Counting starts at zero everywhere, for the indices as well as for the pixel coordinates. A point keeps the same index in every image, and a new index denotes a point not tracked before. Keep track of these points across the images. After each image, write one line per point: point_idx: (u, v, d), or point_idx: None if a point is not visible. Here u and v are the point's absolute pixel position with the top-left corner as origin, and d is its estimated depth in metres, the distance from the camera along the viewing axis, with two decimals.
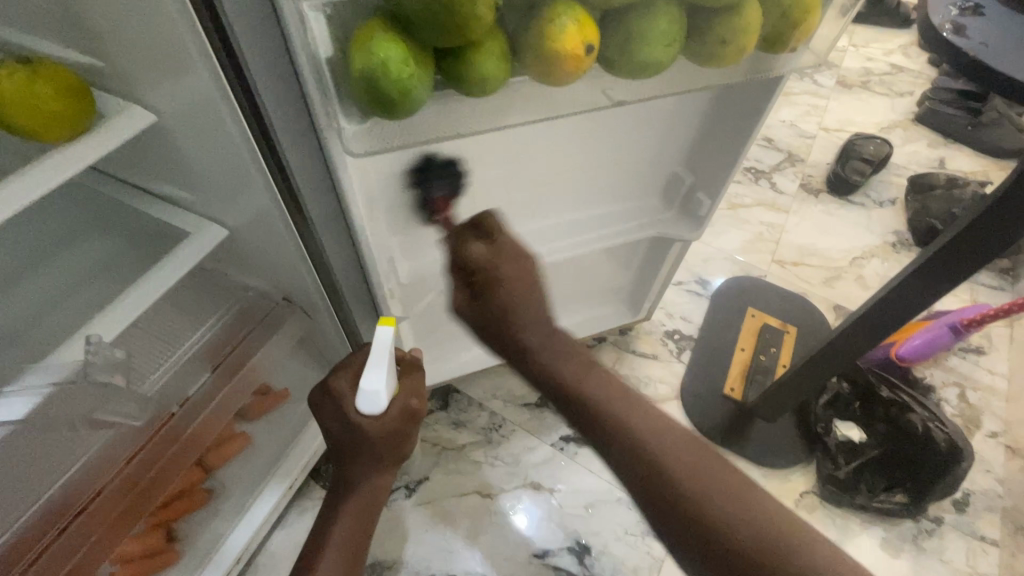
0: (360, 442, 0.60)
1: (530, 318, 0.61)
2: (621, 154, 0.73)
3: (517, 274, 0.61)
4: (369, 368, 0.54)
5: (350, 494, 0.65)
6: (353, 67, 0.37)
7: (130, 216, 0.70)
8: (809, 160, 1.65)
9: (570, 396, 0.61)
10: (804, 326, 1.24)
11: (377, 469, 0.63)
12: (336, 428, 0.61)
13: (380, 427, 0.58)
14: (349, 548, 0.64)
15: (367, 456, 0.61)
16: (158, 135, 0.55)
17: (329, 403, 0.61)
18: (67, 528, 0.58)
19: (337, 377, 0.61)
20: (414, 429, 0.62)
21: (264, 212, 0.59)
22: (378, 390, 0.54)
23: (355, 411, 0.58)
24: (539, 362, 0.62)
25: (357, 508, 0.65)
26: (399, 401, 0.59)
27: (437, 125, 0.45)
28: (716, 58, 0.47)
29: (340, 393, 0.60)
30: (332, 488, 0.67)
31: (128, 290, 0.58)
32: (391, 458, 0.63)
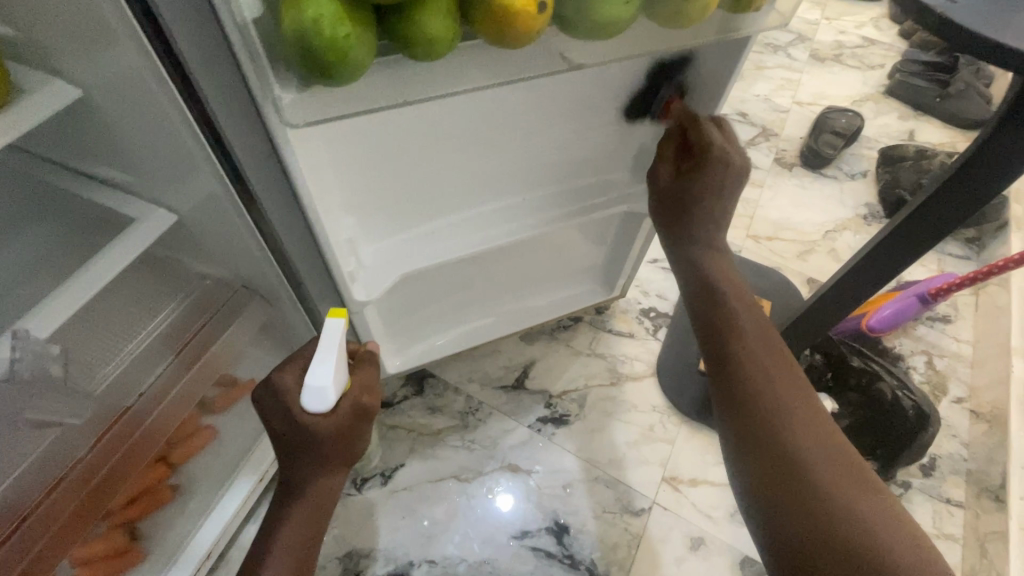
0: (304, 442, 0.57)
1: (707, 204, 0.63)
2: (589, 124, 0.71)
3: (734, 174, 0.62)
4: (315, 364, 0.53)
5: (297, 496, 0.61)
6: (284, 27, 0.34)
7: (70, 202, 0.66)
8: (783, 134, 1.64)
9: (701, 288, 0.63)
10: (778, 300, 1.24)
11: (325, 471, 0.60)
12: (281, 426, 0.58)
13: (326, 426, 0.55)
14: (295, 551, 0.61)
15: (312, 459, 0.58)
16: (87, 110, 0.51)
17: (271, 401, 0.58)
18: (14, 532, 0.55)
19: (284, 373, 0.59)
20: (367, 426, 0.60)
21: (212, 195, 0.56)
22: (325, 386, 0.51)
23: (298, 409, 0.56)
24: (694, 249, 0.64)
25: (303, 513, 0.61)
26: (347, 401, 0.56)
27: (384, 93, 0.42)
28: (679, 19, 0.45)
29: (287, 388, 0.58)
30: (279, 490, 0.63)
31: (67, 282, 0.55)
32: (339, 457, 0.59)
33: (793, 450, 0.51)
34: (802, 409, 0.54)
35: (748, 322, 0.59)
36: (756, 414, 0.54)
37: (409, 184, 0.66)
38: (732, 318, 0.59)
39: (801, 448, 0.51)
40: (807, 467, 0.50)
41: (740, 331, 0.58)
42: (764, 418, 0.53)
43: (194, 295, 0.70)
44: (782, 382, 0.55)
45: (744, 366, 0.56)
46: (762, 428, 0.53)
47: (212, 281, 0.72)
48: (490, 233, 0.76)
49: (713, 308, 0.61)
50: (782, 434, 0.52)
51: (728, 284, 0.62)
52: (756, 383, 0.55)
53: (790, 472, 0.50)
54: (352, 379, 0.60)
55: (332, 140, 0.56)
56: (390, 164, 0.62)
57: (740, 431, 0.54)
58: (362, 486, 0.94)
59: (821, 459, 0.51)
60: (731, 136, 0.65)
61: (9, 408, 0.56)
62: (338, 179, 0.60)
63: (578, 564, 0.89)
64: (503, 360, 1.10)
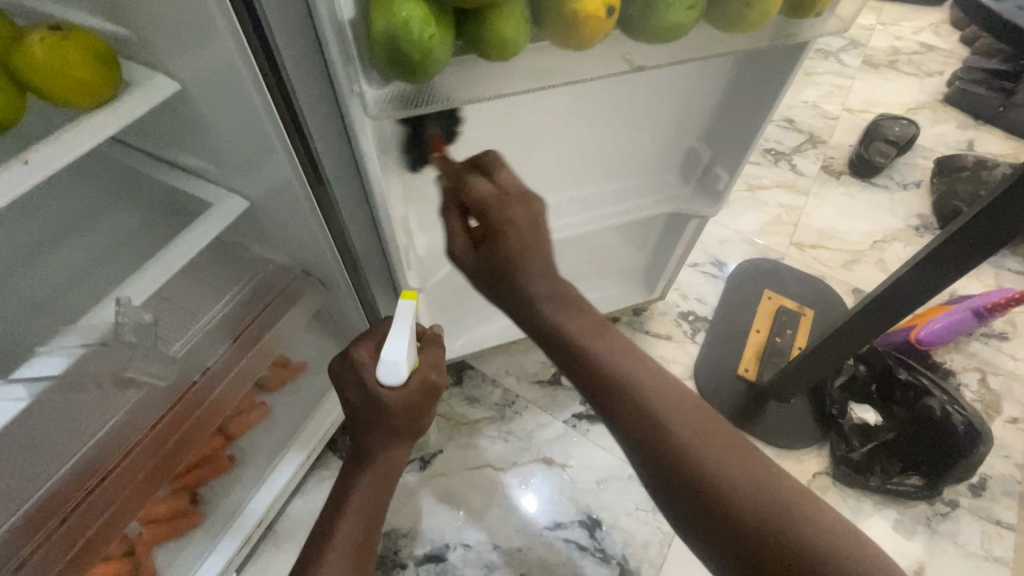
0: (380, 410, 0.61)
1: (519, 269, 0.56)
2: (642, 125, 0.72)
3: (528, 228, 0.55)
4: (390, 338, 0.57)
5: (367, 465, 0.66)
6: (374, 28, 0.38)
7: (152, 187, 0.72)
8: (831, 141, 1.61)
9: (569, 354, 0.56)
10: (820, 310, 1.22)
11: (397, 440, 0.65)
12: (357, 398, 0.63)
13: (401, 399, 0.59)
14: (366, 516, 0.65)
15: (386, 429, 0.63)
16: (180, 104, 0.57)
17: (349, 372, 0.63)
18: (100, 483, 0.61)
19: (358, 349, 0.64)
20: (433, 401, 0.64)
21: (286, 183, 0.60)
22: (399, 360, 0.56)
23: (373, 382, 0.60)
24: (535, 309, 0.57)
25: (374, 478, 0.66)
26: (417, 374, 0.60)
27: (456, 90, 0.45)
28: (738, 25, 0.46)
29: (362, 362, 0.62)
30: (350, 458, 0.68)
31: (158, 255, 0.60)
32: (408, 429, 0.64)
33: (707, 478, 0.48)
34: (699, 433, 0.50)
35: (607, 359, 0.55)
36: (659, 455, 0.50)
37: None
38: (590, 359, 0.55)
39: (706, 468, 0.48)
40: (726, 492, 0.47)
41: (609, 371, 0.54)
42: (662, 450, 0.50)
43: (259, 278, 0.76)
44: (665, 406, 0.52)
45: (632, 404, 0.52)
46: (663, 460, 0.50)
47: (276, 265, 0.77)
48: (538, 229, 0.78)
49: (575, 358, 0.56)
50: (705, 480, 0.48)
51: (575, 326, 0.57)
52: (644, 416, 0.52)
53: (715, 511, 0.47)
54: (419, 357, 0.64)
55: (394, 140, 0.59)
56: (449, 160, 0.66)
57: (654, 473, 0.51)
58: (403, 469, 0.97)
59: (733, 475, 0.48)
60: (501, 167, 0.56)
61: (111, 366, 0.59)
62: (400, 172, 0.64)
63: (609, 558, 0.91)
64: (540, 356, 1.12)
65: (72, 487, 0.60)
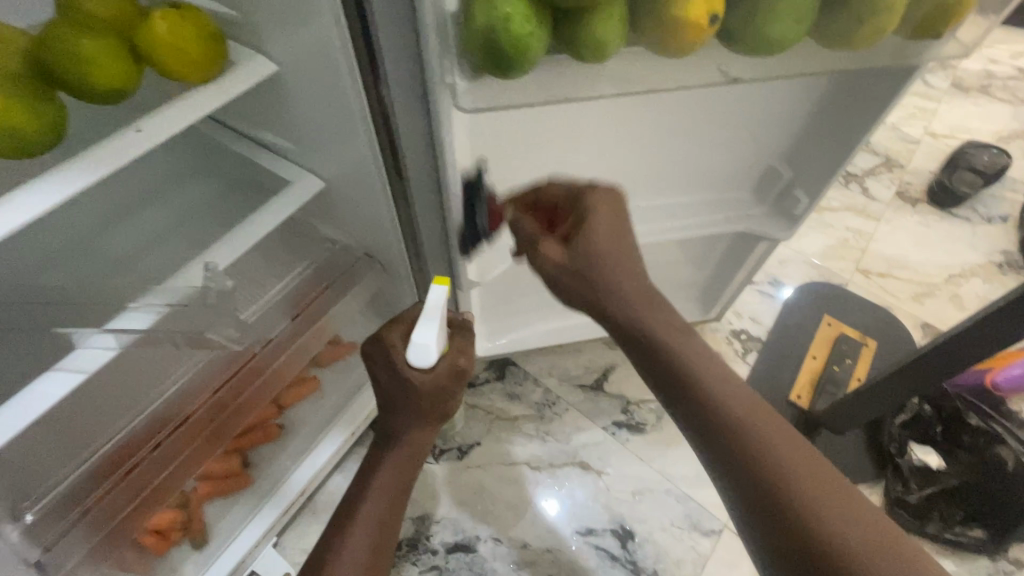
0: (409, 394, 0.65)
1: (616, 265, 0.57)
2: (719, 137, 0.70)
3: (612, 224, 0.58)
4: (419, 324, 0.60)
5: (395, 444, 0.71)
6: (474, 23, 0.38)
7: (231, 162, 0.76)
8: (909, 166, 1.52)
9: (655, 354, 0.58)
10: (884, 343, 1.16)
11: (423, 423, 0.69)
12: (385, 378, 0.67)
13: (429, 383, 0.63)
14: (391, 491, 0.70)
15: (412, 409, 0.67)
16: (275, 87, 0.60)
17: (379, 353, 0.66)
18: (167, 438, 0.65)
19: (391, 331, 0.66)
20: (460, 387, 0.68)
21: (362, 166, 0.63)
22: (429, 344, 0.59)
23: (402, 364, 0.64)
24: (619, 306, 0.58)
25: (400, 457, 0.71)
26: (446, 360, 0.64)
27: (543, 90, 0.45)
28: (846, 41, 0.45)
29: (392, 345, 0.65)
30: (378, 437, 0.73)
31: (235, 229, 0.64)
32: (434, 413, 0.69)
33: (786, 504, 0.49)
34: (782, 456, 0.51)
35: (714, 384, 0.55)
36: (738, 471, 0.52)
37: (535, 172, 0.70)
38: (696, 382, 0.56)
39: (791, 493, 0.49)
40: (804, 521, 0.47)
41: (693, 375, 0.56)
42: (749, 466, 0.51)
43: (324, 257, 0.78)
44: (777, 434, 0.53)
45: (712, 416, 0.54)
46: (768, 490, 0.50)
47: (340, 247, 0.80)
48: None
49: (661, 360, 0.58)
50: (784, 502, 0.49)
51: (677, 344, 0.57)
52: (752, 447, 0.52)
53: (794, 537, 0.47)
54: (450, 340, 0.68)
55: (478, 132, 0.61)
56: (522, 152, 0.66)
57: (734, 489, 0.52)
58: (440, 456, 0.99)
59: (815, 501, 0.48)
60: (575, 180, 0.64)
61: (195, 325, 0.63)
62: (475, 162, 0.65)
63: (640, 571, 0.89)
64: (584, 360, 1.11)
65: (144, 437, 0.65)
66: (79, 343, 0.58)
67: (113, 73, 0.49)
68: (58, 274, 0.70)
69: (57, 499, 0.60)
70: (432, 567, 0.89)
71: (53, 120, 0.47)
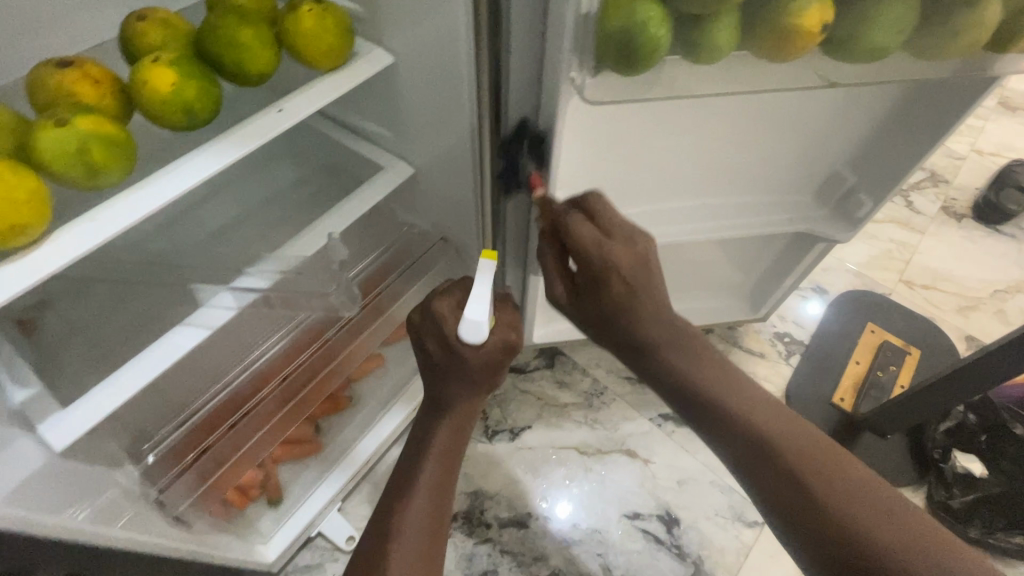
0: (459, 364, 0.70)
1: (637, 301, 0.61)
2: (795, 140, 0.73)
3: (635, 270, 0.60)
4: (472, 299, 0.63)
5: (446, 413, 0.74)
6: (610, 24, 0.43)
7: (326, 148, 0.83)
8: (954, 182, 1.54)
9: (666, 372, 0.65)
10: (927, 352, 1.18)
11: (472, 393, 0.73)
12: (436, 346, 0.71)
13: (481, 357, 0.68)
14: (445, 458, 0.75)
15: (462, 380, 0.71)
16: (387, 79, 0.66)
17: (430, 323, 0.72)
18: (263, 397, 0.74)
19: (440, 302, 0.71)
20: (508, 362, 0.72)
21: (460, 154, 0.68)
22: (480, 320, 0.62)
23: (456, 338, 0.68)
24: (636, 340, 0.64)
25: (451, 426, 0.75)
26: (498, 336, 0.69)
27: (657, 85, 0.49)
28: (939, 52, 0.49)
29: (443, 315, 0.70)
30: (428, 406, 0.77)
31: (335, 208, 0.68)
32: (485, 385, 0.73)
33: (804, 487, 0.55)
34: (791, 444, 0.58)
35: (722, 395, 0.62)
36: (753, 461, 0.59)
37: (624, 167, 0.71)
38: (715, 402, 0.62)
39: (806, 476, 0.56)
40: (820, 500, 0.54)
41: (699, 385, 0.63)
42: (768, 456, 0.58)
43: (402, 242, 0.84)
44: (779, 429, 0.59)
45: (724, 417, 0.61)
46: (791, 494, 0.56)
47: (416, 232, 0.86)
48: (679, 228, 0.79)
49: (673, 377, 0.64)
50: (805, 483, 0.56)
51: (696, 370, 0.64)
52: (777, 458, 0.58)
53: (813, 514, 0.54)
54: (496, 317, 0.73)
55: (579, 125, 0.62)
56: (616, 147, 0.68)
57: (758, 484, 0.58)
58: (493, 437, 1.04)
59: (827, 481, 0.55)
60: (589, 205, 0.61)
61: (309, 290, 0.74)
62: (571, 152, 0.66)
63: (685, 556, 0.93)
64: None
65: (246, 394, 0.73)
66: (206, 299, 0.66)
67: (259, 57, 0.53)
68: (173, 243, 0.77)
69: (168, 449, 0.67)
70: (485, 539, 0.94)
71: (215, 95, 0.51)
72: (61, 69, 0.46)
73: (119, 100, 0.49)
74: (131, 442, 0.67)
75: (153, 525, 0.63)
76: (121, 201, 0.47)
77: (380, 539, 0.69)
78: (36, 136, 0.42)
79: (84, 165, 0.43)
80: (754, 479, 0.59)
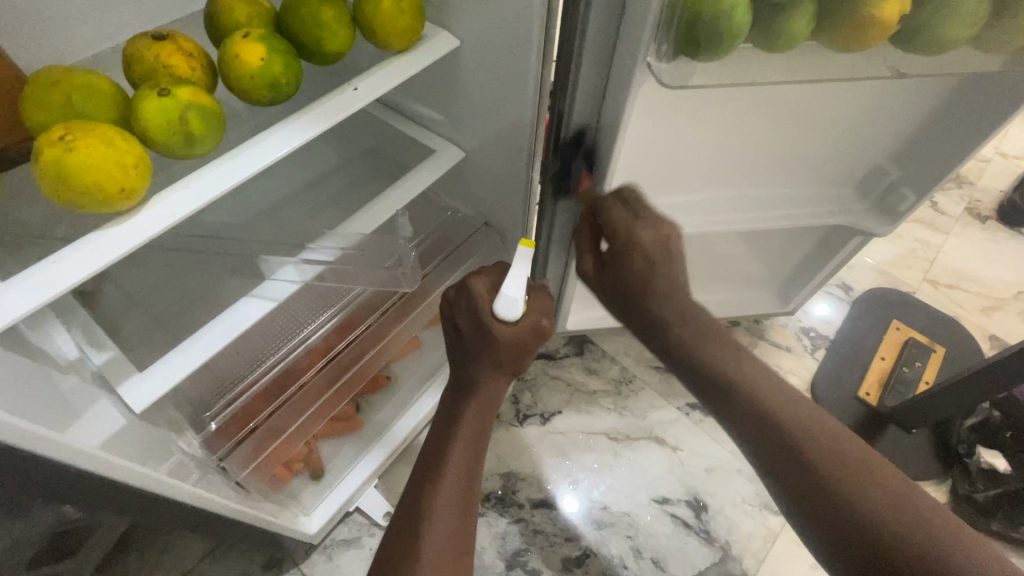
0: (491, 344, 0.71)
1: (663, 280, 0.67)
2: (844, 131, 0.75)
3: (656, 248, 0.66)
4: (510, 276, 0.67)
5: (473, 394, 0.75)
6: (695, 12, 0.45)
7: (374, 129, 0.84)
8: (979, 184, 1.54)
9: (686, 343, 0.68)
10: (951, 350, 1.20)
11: (500, 372, 0.74)
12: (467, 322, 0.73)
13: (510, 334, 0.70)
14: (473, 440, 0.74)
15: (492, 358, 0.72)
16: (449, 62, 0.68)
17: (464, 300, 0.73)
18: (318, 372, 0.76)
19: (477, 281, 0.73)
20: (538, 344, 0.74)
21: (517, 137, 0.69)
22: (516, 297, 0.67)
23: (491, 318, 0.71)
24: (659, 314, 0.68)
25: (478, 408, 0.74)
26: (530, 319, 0.71)
27: (730, 72, 0.51)
28: (1010, 41, 0.50)
29: (479, 293, 0.72)
30: (455, 388, 0.77)
31: (391, 189, 0.70)
32: (513, 365, 0.74)
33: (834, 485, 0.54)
34: (808, 421, 0.59)
35: (730, 366, 0.64)
36: (776, 444, 0.58)
37: (677, 154, 0.72)
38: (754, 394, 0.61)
39: (835, 478, 0.54)
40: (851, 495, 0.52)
41: (718, 370, 0.64)
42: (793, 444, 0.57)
43: (444, 226, 0.85)
44: (799, 419, 0.59)
45: (735, 389, 0.63)
46: (834, 495, 0.54)
47: (460, 217, 0.86)
48: (726, 216, 0.80)
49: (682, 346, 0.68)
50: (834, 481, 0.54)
51: (727, 361, 0.64)
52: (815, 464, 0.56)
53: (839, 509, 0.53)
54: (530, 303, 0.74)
55: (650, 109, 0.64)
56: (675, 132, 0.69)
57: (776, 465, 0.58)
58: (524, 421, 1.06)
59: (857, 483, 0.53)
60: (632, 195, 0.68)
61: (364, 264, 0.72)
62: (633, 137, 0.67)
63: (712, 540, 0.95)
64: None
65: (302, 368, 0.75)
66: (269, 273, 0.67)
67: (336, 37, 0.55)
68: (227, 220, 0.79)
69: (230, 418, 0.69)
70: (518, 519, 0.96)
71: (297, 71, 0.53)
72: (157, 41, 0.47)
73: (208, 73, 0.50)
74: (192, 410, 0.69)
75: (217, 489, 0.66)
76: (208, 171, 0.48)
77: (412, 519, 0.67)
78: (140, 104, 0.44)
79: (182, 134, 0.45)
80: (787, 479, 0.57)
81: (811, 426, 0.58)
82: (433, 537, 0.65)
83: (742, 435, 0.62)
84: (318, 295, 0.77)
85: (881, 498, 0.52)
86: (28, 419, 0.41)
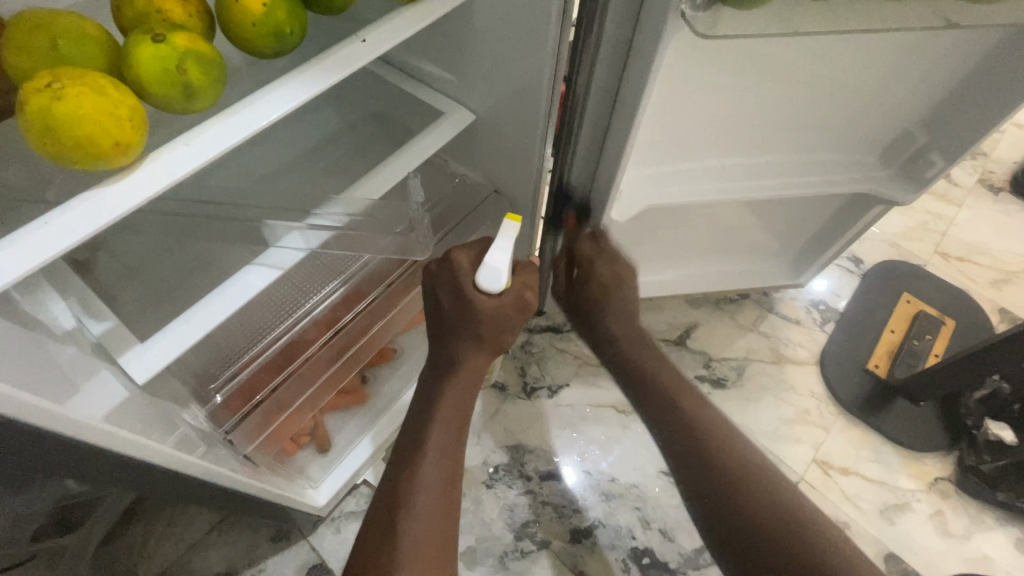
0: (471, 320, 0.69)
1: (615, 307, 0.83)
2: (874, 92, 0.71)
3: (610, 279, 0.82)
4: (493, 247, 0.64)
5: (454, 371, 0.72)
6: None
7: (378, 90, 0.79)
8: (993, 154, 1.51)
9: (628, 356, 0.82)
10: (960, 322, 1.19)
11: (481, 348, 0.72)
12: (448, 298, 0.70)
13: (491, 305, 0.67)
14: (454, 417, 0.72)
15: (472, 334, 0.70)
16: (461, 15, 0.63)
17: (446, 273, 0.70)
18: (327, 342, 0.74)
19: (457, 253, 0.69)
20: (519, 320, 0.71)
21: (533, 96, 0.65)
22: (499, 268, 0.63)
23: (471, 287, 0.68)
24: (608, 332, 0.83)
25: (459, 387, 0.72)
26: (513, 291, 0.69)
27: (772, 22, 0.48)
28: None
29: (460, 265, 0.69)
30: (434, 366, 0.75)
31: (401, 151, 0.67)
32: (493, 343, 0.72)
33: (720, 466, 0.68)
34: (705, 421, 0.73)
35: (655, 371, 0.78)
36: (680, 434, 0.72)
37: (703, 116, 0.69)
38: (676, 406, 0.74)
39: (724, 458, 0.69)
40: (729, 473, 0.67)
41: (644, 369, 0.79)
42: (696, 438, 0.71)
43: (453, 192, 0.83)
44: (703, 416, 0.73)
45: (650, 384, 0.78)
46: (721, 473, 0.68)
47: (469, 184, 0.84)
48: (748, 184, 0.77)
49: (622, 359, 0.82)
50: (721, 461, 0.69)
51: (663, 372, 0.78)
52: (707, 448, 0.70)
53: (722, 485, 0.67)
54: (515, 275, 0.71)
55: (679, 66, 0.60)
56: (702, 92, 0.65)
57: (677, 450, 0.72)
58: (532, 393, 1.05)
59: (734, 472, 0.67)
60: (602, 246, 0.82)
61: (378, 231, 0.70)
62: (660, 96, 0.63)
63: None
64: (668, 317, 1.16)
65: (312, 338, 0.73)
66: (273, 240, 0.64)
67: None
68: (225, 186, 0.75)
69: (238, 389, 0.67)
70: (526, 491, 0.96)
71: (302, 20, 0.49)
72: None
73: (205, 20, 0.46)
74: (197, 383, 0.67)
75: (223, 462, 0.64)
76: (211, 127, 0.45)
77: (391, 501, 0.66)
78: (133, 50, 0.40)
79: (181, 85, 0.42)
80: (687, 465, 0.71)
81: (709, 423, 0.72)
82: (411, 525, 0.63)
83: (669, 450, 0.74)
84: (325, 264, 0.74)
85: (751, 475, 0.67)
86: (26, 390, 0.38)
